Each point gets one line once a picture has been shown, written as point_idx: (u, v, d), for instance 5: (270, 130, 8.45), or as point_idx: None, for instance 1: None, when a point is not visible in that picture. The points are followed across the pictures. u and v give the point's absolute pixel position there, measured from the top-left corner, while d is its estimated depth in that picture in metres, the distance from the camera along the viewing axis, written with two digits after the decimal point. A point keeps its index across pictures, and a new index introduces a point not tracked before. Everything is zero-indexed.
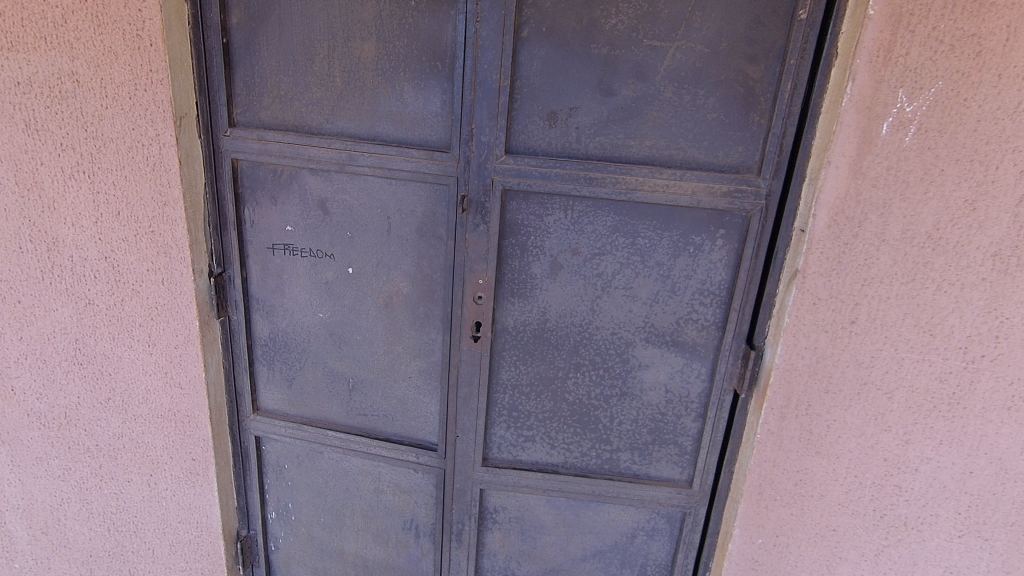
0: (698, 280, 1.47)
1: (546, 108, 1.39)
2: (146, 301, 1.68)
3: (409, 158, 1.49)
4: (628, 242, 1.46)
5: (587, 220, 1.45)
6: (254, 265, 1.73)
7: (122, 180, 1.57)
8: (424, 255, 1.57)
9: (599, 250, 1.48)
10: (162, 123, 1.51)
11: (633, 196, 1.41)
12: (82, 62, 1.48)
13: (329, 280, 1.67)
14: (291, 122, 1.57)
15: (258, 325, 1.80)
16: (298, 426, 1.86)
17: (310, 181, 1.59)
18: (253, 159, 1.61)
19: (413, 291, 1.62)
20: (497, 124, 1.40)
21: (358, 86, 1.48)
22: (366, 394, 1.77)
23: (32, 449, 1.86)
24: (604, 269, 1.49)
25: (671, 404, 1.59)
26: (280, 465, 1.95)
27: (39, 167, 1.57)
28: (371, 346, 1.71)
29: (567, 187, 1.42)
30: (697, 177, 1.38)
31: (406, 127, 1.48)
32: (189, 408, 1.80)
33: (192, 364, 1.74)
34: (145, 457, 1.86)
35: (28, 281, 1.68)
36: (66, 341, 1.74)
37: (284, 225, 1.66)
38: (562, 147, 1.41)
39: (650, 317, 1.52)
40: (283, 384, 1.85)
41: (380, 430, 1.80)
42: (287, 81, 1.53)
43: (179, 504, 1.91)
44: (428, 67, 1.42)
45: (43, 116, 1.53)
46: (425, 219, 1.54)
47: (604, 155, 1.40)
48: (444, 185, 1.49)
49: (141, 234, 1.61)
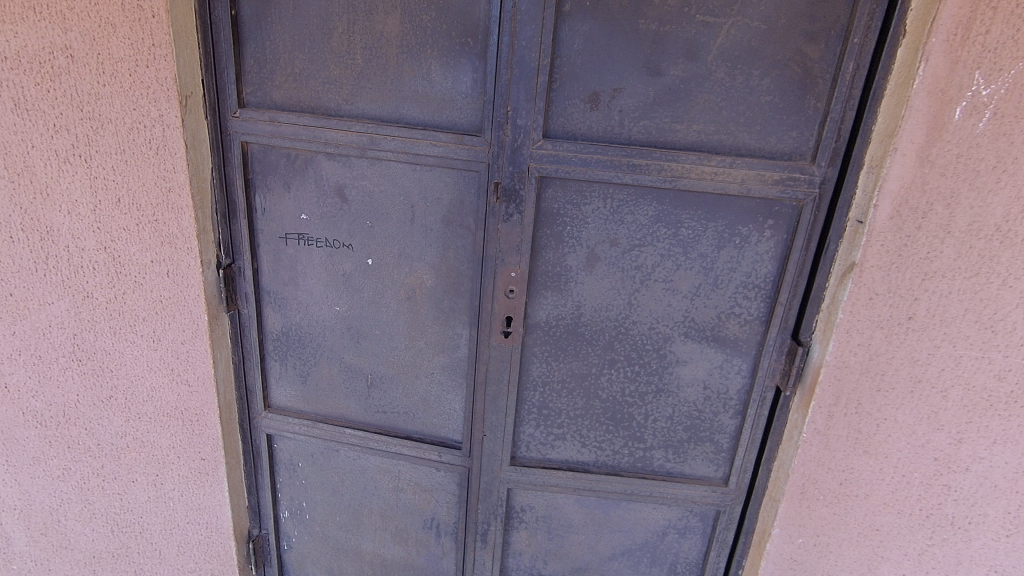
0: (742, 272, 1.40)
1: (588, 88, 1.28)
2: (151, 295, 1.59)
3: (436, 142, 1.38)
4: (670, 232, 1.38)
5: (628, 210, 1.37)
6: (265, 256, 1.62)
7: (122, 165, 1.45)
8: (451, 246, 1.48)
9: (640, 241, 1.39)
10: (166, 103, 1.39)
11: (679, 185, 1.32)
12: (76, 35, 1.35)
13: (347, 272, 1.58)
14: (306, 102, 1.45)
15: (270, 319, 1.70)
16: (313, 423, 1.77)
17: (327, 167, 1.49)
18: (264, 143, 1.49)
19: (438, 284, 1.53)
20: (535, 106, 1.30)
21: (381, 64, 1.37)
22: (386, 391, 1.69)
23: (29, 449, 1.83)
24: (643, 261, 1.41)
25: (709, 401, 1.53)
26: (293, 463, 1.87)
27: (30, 149, 1.46)
28: (392, 342, 1.63)
29: (609, 175, 1.33)
30: (748, 164, 1.29)
31: (433, 109, 1.38)
32: (197, 406, 1.71)
33: (201, 360, 1.65)
34: (150, 456, 1.79)
35: (19, 273, 1.60)
36: (62, 337, 1.67)
37: (299, 214, 1.55)
38: (604, 130, 1.31)
39: (691, 312, 1.44)
40: (297, 380, 1.75)
41: (400, 429, 1.72)
42: (301, 57, 1.40)
43: (188, 504, 1.84)
44: (458, 43, 1.31)
45: (34, 95, 1.41)
46: (452, 207, 1.44)
47: (649, 140, 1.31)
48: (474, 171, 1.39)
49: (145, 223, 1.51)
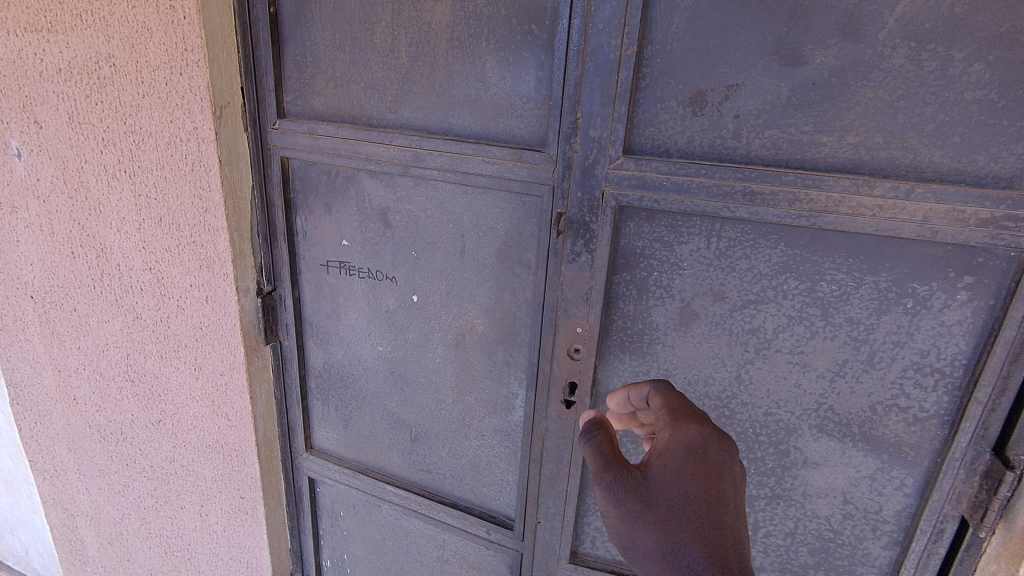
0: (913, 349, 0.95)
1: (689, 85, 0.93)
2: (191, 320, 1.47)
3: (489, 158, 1.09)
4: (803, 287, 0.97)
5: (740, 253, 0.98)
6: (307, 284, 1.45)
7: (162, 182, 1.34)
8: (507, 287, 1.19)
9: (755, 297, 1.00)
10: (200, 114, 1.24)
11: (821, 223, 0.90)
12: (118, 42, 1.25)
13: (390, 308, 1.35)
14: (347, 112, 1.23)
15: (312, 354, 1.52)
16: (354, 474, 1.57)
17: (370, 187, 1.26)
18: (304, 158, 1.30)
19: (491, 331, 1.25)
20: (615, 112, 0.96)
21: (428, 63, 1.11)
22: (431, 448, 1.44)
23: (95, 461, 1.84)
24: (760, 324, 1.02)
25: (850, 521, 1.08)
26: (335, 511, 1.68)
27: (84, 164, 1.41)
28: (438, 394, 1.37)
29: (714, 207, 0.95)
30: (934, 194, 0.84)
31: (487, 117, 1.09)
32: (237, 442, 1.57)
33: (238, 394, 1.50)
34: (195, 486, 1.70)
35: (82, 288, 1.58)
36: (118, 356, 1.63)
37: (339, 239, 1.35)
38: (709, 144, 0.94)
39: (828, 398, 1.02)
40: (338, 423, 1.56)
41: (446, 493, 1.46)
42: (343, 58, 1.20)
43: (231, 541, 1.73)
44: (519, 33, 1.02)
45: (85, 107, 1.34)
46: (508, 239, 1.15)
47: (777, 158, 0.91)
48: (534, 196, 1.08)
49: (184, 244, 1.38)
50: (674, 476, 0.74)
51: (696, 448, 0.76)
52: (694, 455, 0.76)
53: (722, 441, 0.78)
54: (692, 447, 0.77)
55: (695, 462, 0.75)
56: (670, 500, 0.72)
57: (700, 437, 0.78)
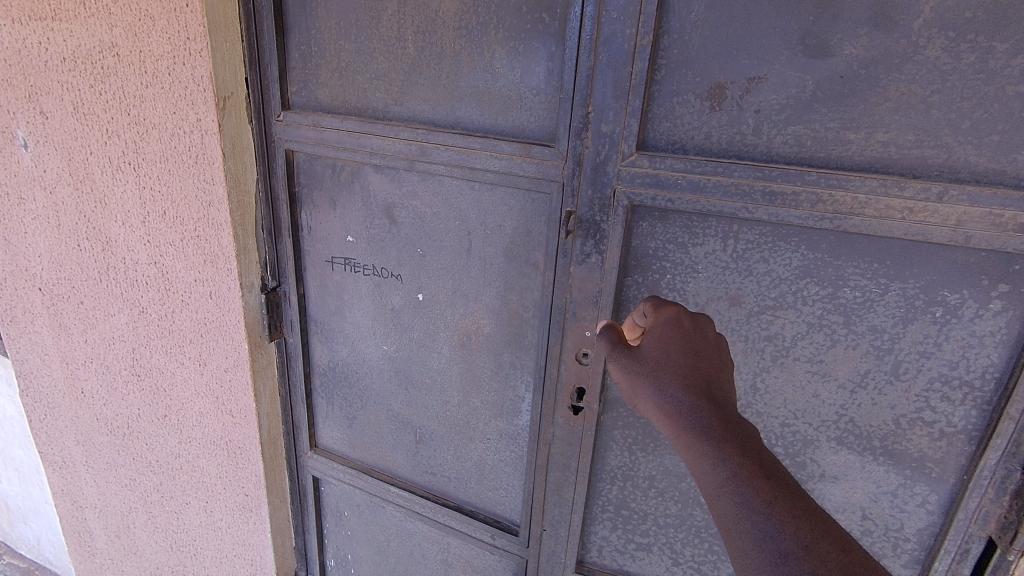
0: (941, 360, 0.88)
1: (707, 77, 0.88)
2: (196, 316, 1.45)
3: (497, 154, 1.05)
4: (825, 293, 0.92)
5: (759, 256, 0.93)
6: (312, 280, 1.42)
7: (165, 175, 1.32)
8: (514, 287, 1.15)
9: (774, 302, 0.95)
10: (203, 106, 1.21)
11: (846, 225, 0.85)
12: (122, 31, 1.23)
13: (396, 307, 1.32)
14: (352, 104, 1.20)
15: (317, 351, 1.50)
16: (357, 473, 1.54)
17: (374, 182, 1.23)
18: (309, 152, 1.27)
19: (497, 332, 1.21)
20: (628, 106, 0.92)
21: (435, 54, 1.08)
22: (435, 449, 1.41)
23: (103, 454, 1.84)
24: (779, 331, 0.96)
25: (870, 539, 1.03)
26: (339, 510, 1.66)
27: (89, 156, 1.39)
28: (443, 395, 1.34)
29: (732, 206, 0.90)
30: (970, 195, 0.78)
31: (495, 111, 1.05)
32: (241, 439, 1.55)
33: (242, 391, 1.48)
34: (200, 482, 1.69)
35: (88, 282, 1.57)
36: (124, 349, 1.62)
37: (344, 235, 1.32)
38: (728, 140, 0.89)
39: (849, 410, 0.97)
40: (342, 422, 1.54)
41: (451, 495, 1.44)
42: (348, 49, 1.16)
43: (236, 537, 1.72)
44: (529, 22, 0.98)
45: (90, 98, 1.33)
46: (516, 238, 1.11)
47: (800, 156, 0.86)
48: (543, 193, 1.04)
49: (188, 238, 1.36)
50: (657, 341, 0.84)
51: (673, 322, 0.86)
52: (674, 324, 0.85)
53: (697, 316, 0.87)
54: (671, 322, 0.86)
55: (676, 329, 0.84)
56: (652, 358, 0.81)
57: (676, 313, 0.87)
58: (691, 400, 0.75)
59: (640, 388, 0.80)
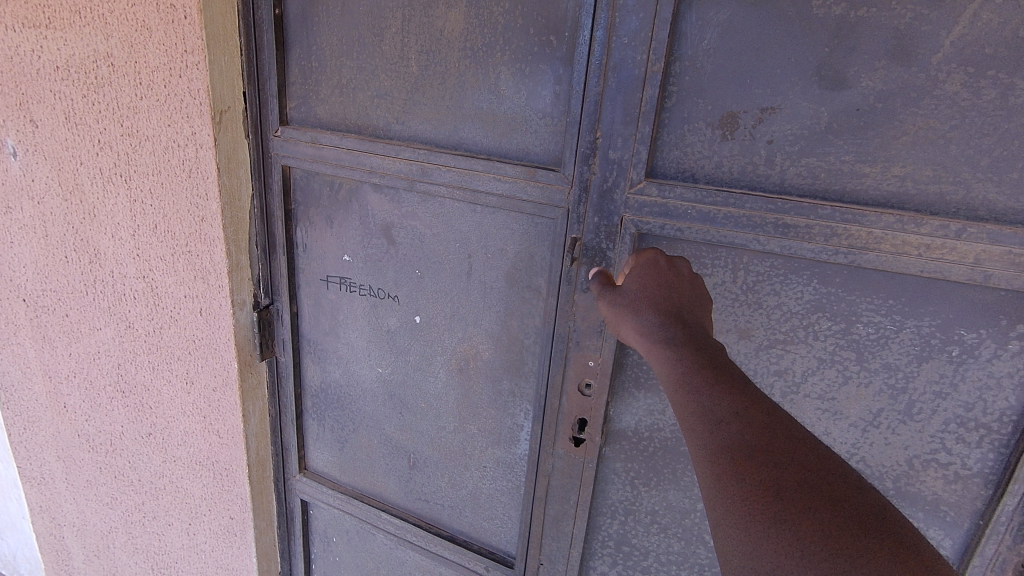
0: (957, 401, 0.86)
1: (719, 106, 0.85)
2: (184, 333, 1.41)
3: (500, 176, 1.02)
4: (837, 329, 0.89)
5: (769, 290, 0.90)
6: (306, 299, 1.38)
7: (158, 188, 1.28)
8: (515, 313, 1.12)
9: (784, 337, 0.92)
10: (198, 119, 1.18)
11: (860, 261, 0.82)
12: (117, 41, 1.20)
13: (392, 329, 1.28)
14: (352, 121, 1.17)
15: (309, 371, 1.46)
16: (347, 498, 1.50)
17: (373, 201, 1.20)
18: (307, 168, 1.24)
19: (496, 358, 1.17)
20: (637, 132, 0.89)
21: (439, 73, 1.05)
22: (429, 476, 1.37)
23: (83, 471, 1.78)
24: (789, 367, 0.94)
25: None
26: (327, 536, 1.61)
27: (80, 167, 1.35)
28: (438, 420, 1.30)
29: (743, 238, 0.87)
30: (991, 234, 0.75)
31: (500, 133, 1.03)
32: (227, 460, 1.50)
33: (230, 411, 1.44)
34: (184, 503, 1.63)
35: (75, 294, 1.52)
36: (109, 365, 1.57)
37: (340, 254, 1.28)
38: (739, 170, 0.86)
39: (860, 449, 0.94)
40: (333, 444, 1.50)
41: (444, 524, 1.39)
42: (350, 66, 1.13)
43: (219, 561, 1.66)
44: (536, 45, 0.96)
45: (82, 108, 1.29)
46: (518, 263, 1.08)
47: (813, 188, 0.83)
48: (547, 218, 1.01)
49: (179, 253, 1.32)
50: (638, 275, 0.83)
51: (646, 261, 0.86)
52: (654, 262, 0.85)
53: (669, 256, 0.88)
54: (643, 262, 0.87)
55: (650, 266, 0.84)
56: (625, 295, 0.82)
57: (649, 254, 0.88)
58: (668, 320, 0.74)
59: (618, 315, 0.80)
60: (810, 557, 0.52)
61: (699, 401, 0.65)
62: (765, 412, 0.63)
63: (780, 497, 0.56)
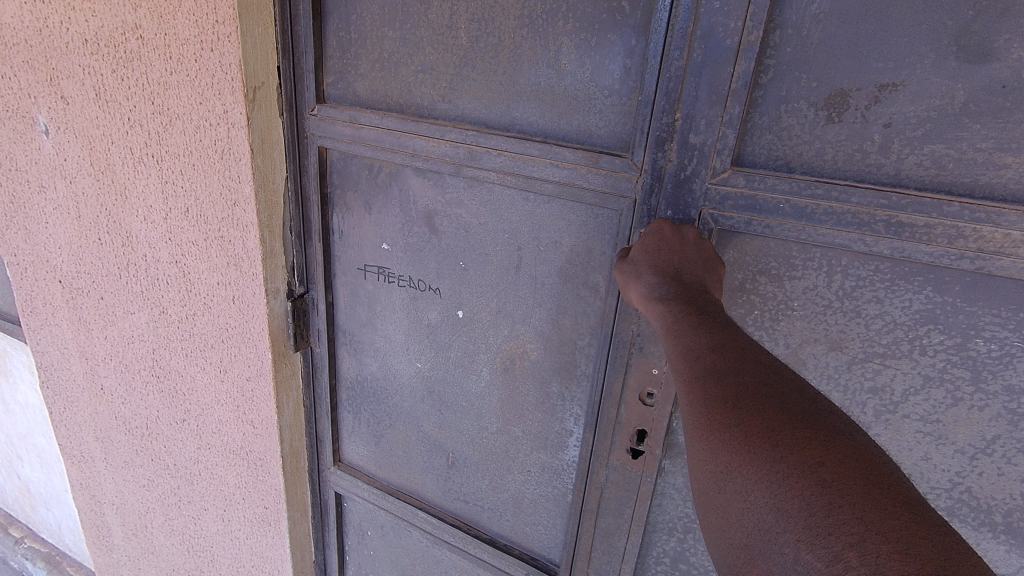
0: None
1: (826, 83, 0.73)
2: (217, 321, 1.35)
3: (558, 162, 0.92)
4: (952, 345, 0.76)
5: (870, 298, 0.79)
6: (342, 288, 1.31)
7: (189, 170, 1.21)
8: (569, 312, 1.02)
9: (884, 351, 0.80)
10: (231, 96, 1.09)
11: (990, 268, 0.69)
12: (145, 11, 1.12)
13: (431, 322, 1.20)
14: (393, 98, 1.07)
15: (345, 363, 1.40)
16: (383, 493, 1.44)
17: (415, 186, 1.11)
18: (344, 149, 1.16)
19: (545, 358, 1.08)
20: (723, 114, 0.77)
21: (491, 45, 0.94)
22: (468, 476, 1.30)
23: (121, 452, 1.77)
24: (887, 384, 0.82)
25: None
26: (362, 529, 1.57)
27: (111, 146, 1.29)
28: (479, 420, 1.22)
29: (844, 238, 0.75)
30: None
31: (559, 113, 0.92)
32: (261, 451, 1.46)
33: (264, 402, 1.39)
34: (219, 490, 1.61)
35: (108, 277, 1.48)
36: (143, 349, 1.53)
37: (379, 242, 1.20)
38: (845, 159, 0.74)
39: (966, 479, 0.82)
40: (369, 438, 1.44)
41: (483, 525, 1.32)
42: (392, 36, 1.03)
43: (254, 549, 1.64)
44: (605, 11, 0.84)
45: (112, 84, 1.22)
46: (575, 258, 0.98)
47: (938, 181, 0.70)
48: (610, 209, 0.91)
49: (212, 238, 1.26)
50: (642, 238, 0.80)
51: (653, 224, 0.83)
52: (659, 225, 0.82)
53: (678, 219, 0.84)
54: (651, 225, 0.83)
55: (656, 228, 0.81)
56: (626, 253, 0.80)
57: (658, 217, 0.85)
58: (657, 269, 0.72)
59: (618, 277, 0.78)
60: (758, 453, 0.49)
61: (675, 329, 0.62)
62: (731, 332, 0.60)
63: (737, 404, 0.52)
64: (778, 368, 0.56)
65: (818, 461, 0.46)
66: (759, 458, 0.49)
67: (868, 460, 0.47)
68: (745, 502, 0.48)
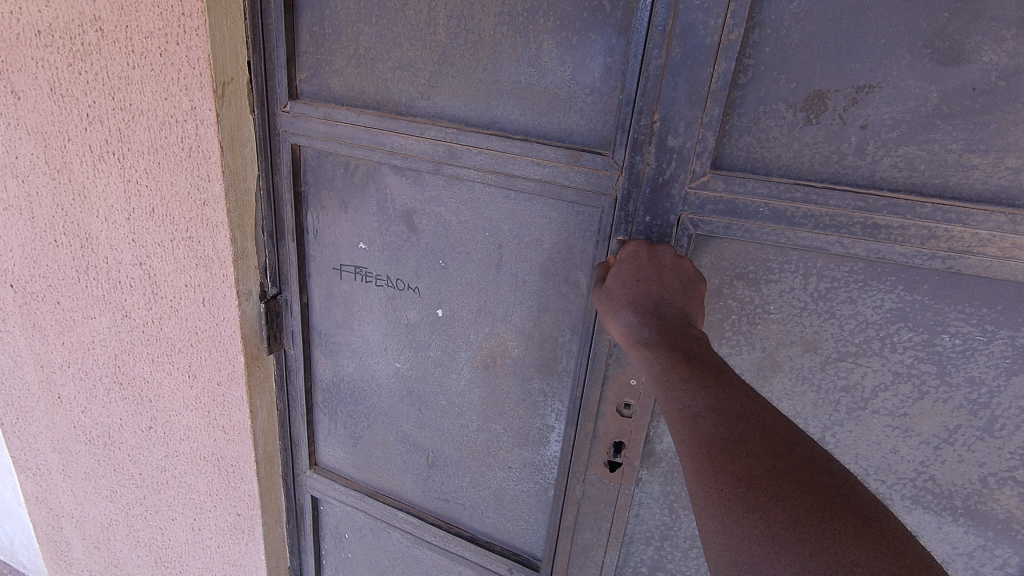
0: None
1: (805, 84, 0.76)
2: (185, 324, 1.31)
3: (538, 160, 0.92)
4: (919, 339, 0.80)
5: (841, 292, 0.82)
6: (316, 289, 1.29)
7: (154, 168, 1.17)
8: (550, 309, 1.03)
9: (854, 343, 0.84)
10: (198, 92, 1.06)
11: (960, 266, 0.73)
12: (105, 3, 1.07)
13: (410, 321, 1.19)
14: (369, 94, 1.06)
15: (320, 364, 1.37)
16: (361, 496, 1.43)
17: (392, 184, 1.10)
18: (319, 147, 1.13)
19: (526, 355, 1.09)
20: (703, 114, 0.79)
21: (471, 42, 0.94)
22: (448, 475, 1.29)
23: (81, 463, 1.69)
24: (856, 375, 0.85)
25: None
26: (339, 532, 1.54)
27: (68, 144, 1.23)
28: (459, 418, 1.22)
29: (824, 240, 0.78)
30: None
31: (539, 111, 0.92)
32: (233, 457, 1.43)
33: (236, 406, 1.35)
34: (188, 498, 1.56)
35: (67, 281, 1.41)
36: (105, 355, 1.47)
37: (355, 241, 1.18)
38: (822, 161, 0.77)
39: (930, 467, 0.86)
40: (346, 441, 1.42)
41: (463, 523, 1.32)
42: (368, 32, 1.02)
43: (226, 557, 1.60)
44: (586, 10, 0.85)
45: (68, 78, 1.16)
46: (556, 255, 0.99)
47: (911, 182, 0.74)
48: (591, 207, 0.92)
49: (179, 239, 1.22)
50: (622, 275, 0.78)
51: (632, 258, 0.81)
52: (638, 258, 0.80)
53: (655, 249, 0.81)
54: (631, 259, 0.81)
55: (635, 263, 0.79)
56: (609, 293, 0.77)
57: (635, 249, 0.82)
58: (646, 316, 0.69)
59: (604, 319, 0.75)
60: (776, 534, 0.47)
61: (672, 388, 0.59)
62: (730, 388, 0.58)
63: (748, 479, 0.50)
64: (780, 426, 0.55)
65: (837, 542, 0.45)
66: (777, 541, 0.47)
67: (882, 532, 0.46)
68: (749, 575, 0.48)
